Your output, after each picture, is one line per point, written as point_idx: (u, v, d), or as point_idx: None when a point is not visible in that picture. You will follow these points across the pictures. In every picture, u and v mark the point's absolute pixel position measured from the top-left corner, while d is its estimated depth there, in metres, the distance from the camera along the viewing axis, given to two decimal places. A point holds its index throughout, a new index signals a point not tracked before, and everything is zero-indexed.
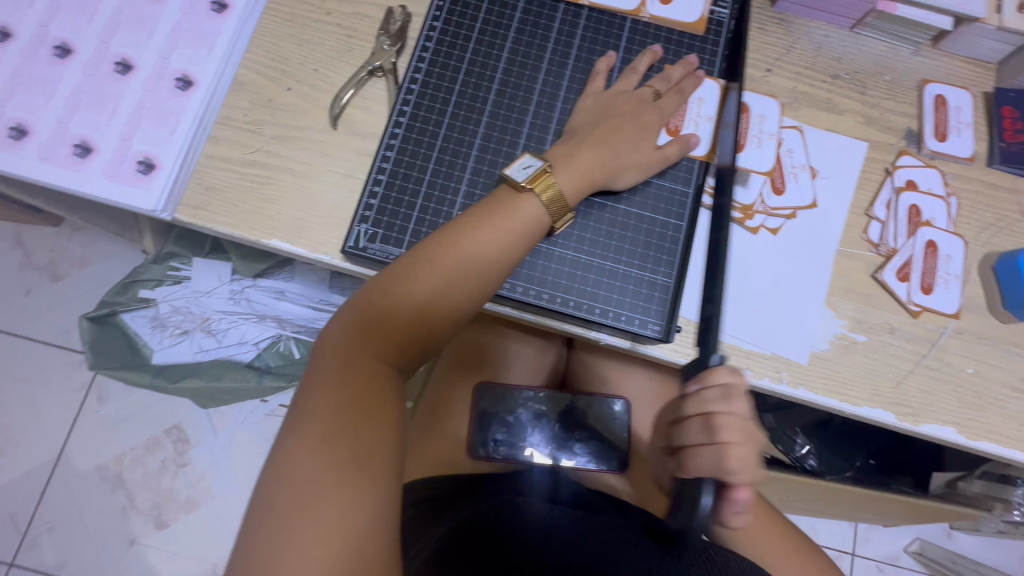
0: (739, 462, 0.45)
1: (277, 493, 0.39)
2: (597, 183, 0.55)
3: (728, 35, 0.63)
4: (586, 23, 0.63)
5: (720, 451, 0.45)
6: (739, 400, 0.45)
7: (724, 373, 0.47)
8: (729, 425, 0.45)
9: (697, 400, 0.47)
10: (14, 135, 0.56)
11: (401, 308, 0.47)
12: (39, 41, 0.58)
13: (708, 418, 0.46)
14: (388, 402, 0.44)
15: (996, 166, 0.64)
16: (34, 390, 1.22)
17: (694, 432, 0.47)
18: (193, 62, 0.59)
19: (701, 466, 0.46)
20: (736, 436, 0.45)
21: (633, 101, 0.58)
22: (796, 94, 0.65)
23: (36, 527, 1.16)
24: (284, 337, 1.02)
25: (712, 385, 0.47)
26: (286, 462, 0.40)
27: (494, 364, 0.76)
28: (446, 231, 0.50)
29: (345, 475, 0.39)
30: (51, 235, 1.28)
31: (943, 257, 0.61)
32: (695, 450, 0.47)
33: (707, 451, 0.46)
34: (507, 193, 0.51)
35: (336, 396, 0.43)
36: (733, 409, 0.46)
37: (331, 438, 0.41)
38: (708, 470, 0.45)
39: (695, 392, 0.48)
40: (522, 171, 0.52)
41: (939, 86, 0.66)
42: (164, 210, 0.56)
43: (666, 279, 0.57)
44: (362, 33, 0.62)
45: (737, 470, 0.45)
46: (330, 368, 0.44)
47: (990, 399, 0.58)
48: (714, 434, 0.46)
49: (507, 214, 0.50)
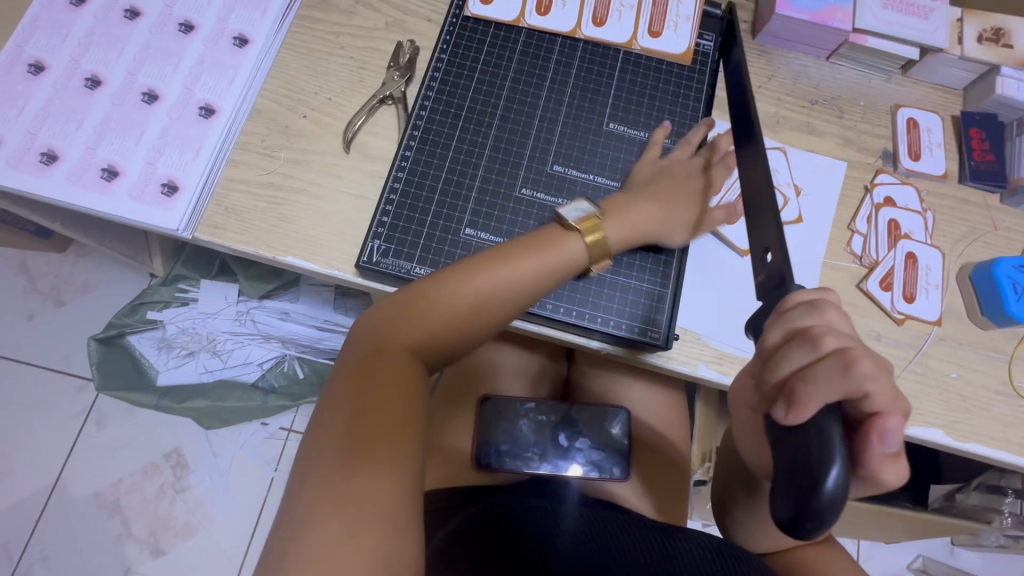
0: (869, 369, 0.35)
1: (306, 481, 0.42)
2: (649, 234, 0.58)
3: (713, 65, 0.68)
4: (582, 55, 0.67)
5: (839, 361, 0.35)
6: (833, 309, 0.38)
7: (812, 291, 0.40)
8: (831, 335, 0.37)
9: (783, 320, 0.40)
10: (44, 160, 0.59)
11: (427, 316, 0.50)
12: (70, 73, 0.62)
13: (803, 334, 0.38)
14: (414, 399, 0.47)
15: (968, 182, 0.68)
16: (34, 416, 1.22)
17: (796, 352, 0.37)
18: (215, 93, 0.63)
19: (822, 392, 0.35)
20: (850, 342, 0.37)
21: (674, 167, 0.62)
22: (778, 118, 0.69)
23: (30, 557, 1.14)
24: (289, 356, 1.05)
25: (795, 306, 0.40)
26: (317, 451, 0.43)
27: (498, 377, 0.78)
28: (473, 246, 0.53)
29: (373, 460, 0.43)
30: (57, 261, 1.30)
31: (923, 267, 0.64)
32: (803, 373, 0.36)
33: (820, 369, 0.36)
34: (667, 183, 0.60)
35: (364, 390, 0.46)
36: (829, 320, 0.38)
37: (363, 429, 0.44)
38: (831, 394, 0.34)
39: (776, 319, 0.40)
40: (575, 212, 0.55)
41: (911, 110, 0.71)
42: (186, 229, 0.59)
43: (662, 289, 0.60)
44: (373, 65, 0.67)
45: (868, 380, 0.34)
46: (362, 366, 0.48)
47: (975, 402, 0.61)
48: (820, 346, 0.37)
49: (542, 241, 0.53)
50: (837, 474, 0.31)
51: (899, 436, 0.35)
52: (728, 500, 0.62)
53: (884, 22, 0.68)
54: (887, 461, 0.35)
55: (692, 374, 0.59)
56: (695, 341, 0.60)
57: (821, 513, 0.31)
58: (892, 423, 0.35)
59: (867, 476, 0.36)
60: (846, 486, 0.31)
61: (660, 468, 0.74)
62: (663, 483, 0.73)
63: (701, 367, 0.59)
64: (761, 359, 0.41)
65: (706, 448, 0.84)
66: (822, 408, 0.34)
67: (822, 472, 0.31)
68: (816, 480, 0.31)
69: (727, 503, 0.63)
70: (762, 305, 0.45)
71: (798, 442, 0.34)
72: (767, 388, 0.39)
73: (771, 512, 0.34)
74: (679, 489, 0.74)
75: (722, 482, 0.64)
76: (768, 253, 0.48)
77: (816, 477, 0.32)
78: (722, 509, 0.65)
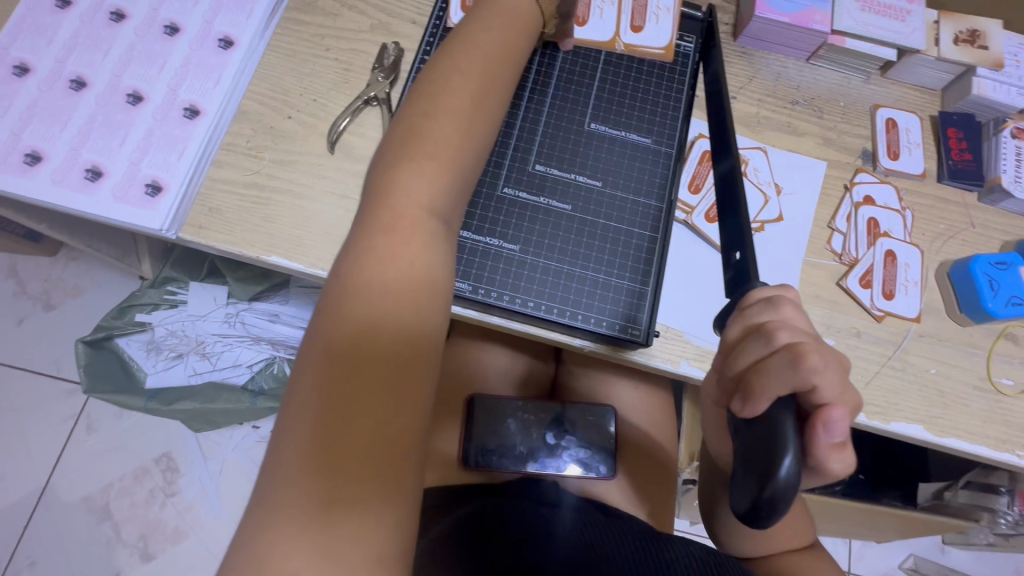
0: (817, 363, 0.34)
1: (281, 490, 0.34)
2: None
3: (694, 66, 0.68)
4: (565, 55, 0.68)
5: (790, 354, 0.35)
6: (790, 304, 0.38)
7: (768, 288, 0.41)
8: (785, 329, 0.37)
9: (743, 315, 0.40)
10: (28, 161, 0.59)
11: (396, 268, 0.41)
12: (55, 75, 0.62)
13: (758, 328, 0.38)
14: (412, 379, 0.38)
15: (946, 181, 0.69)
16: (22, 420, 1.21)
17: (752, 346, 0.37)
18: (200, 94, 0.63)
19: (773, 385, 0.35)
20: (803, 337, 0.37)
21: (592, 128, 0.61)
22: (759, 118, 0.70)
23: (18, 563, 1.13)
24: (278, 358, 1.04)
25: (752, 302, 0.40)
26: (290, 449, 0.35)
27: (484, 377, 0.78)
28: (433, 129, 0.45)
29: (361, 464, 0.35)
30: (46, 265, 1.30)
31: (901, 265, 0.65)
32: (757, 366, 0.36)
33: (772, 363, 0.36)
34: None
35: (349, 370, 0.37)
36: (786, 315, 0.38)
37: (349, 420, 0.36)
38: (780, 387, 0.34)
39: (737, 314, 0.40)
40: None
41: (890, 111, 0.72)
42: (170, 229, 0.59)
43: (643, 287, 0.60)
44: (358, 67, 0.67)
45: (814, 374, 0.34)
46: (341, 330, 0.38)
47: (954, 397, 0.61)
48: (773, 340, 0.36)
49: (497, 10, 0.52)
50: (788, 467, 0.32)
51: (844, 426, 0.34)
52: (712, 500, 0.62)
53: (862, 25, 0.69)
54: (837, 452, 0.35)
55: (674, 371, 0.60)
56: (678, 338, 0.60)
57: (772, 505, 0.31)
58: (836, 415, 0.34)
59: (815, 468, 0.36)
60: (798, 478, 0.32)
61: (647, 467, 0.74)
62: (650, 482, 0.73)
63: (683, 364, 0.60)
64: (721, 354, 0.41)
65: (694, 447, 0.84)
66: (773, 402, 0.35)
67: (775, 466, 0.32)
68: (769, 473, 0.32)
69: (711, 505, 0.63)
70: (730, 299, 0.46)
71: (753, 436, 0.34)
72: (726, 383, 0.39)
73: (730, 504, 0.34)
74: (664, 490, 0.74)
75: (706, 483, 0.64)
76: (739, 253, 0.48)
77: (769, 469, 0.32)
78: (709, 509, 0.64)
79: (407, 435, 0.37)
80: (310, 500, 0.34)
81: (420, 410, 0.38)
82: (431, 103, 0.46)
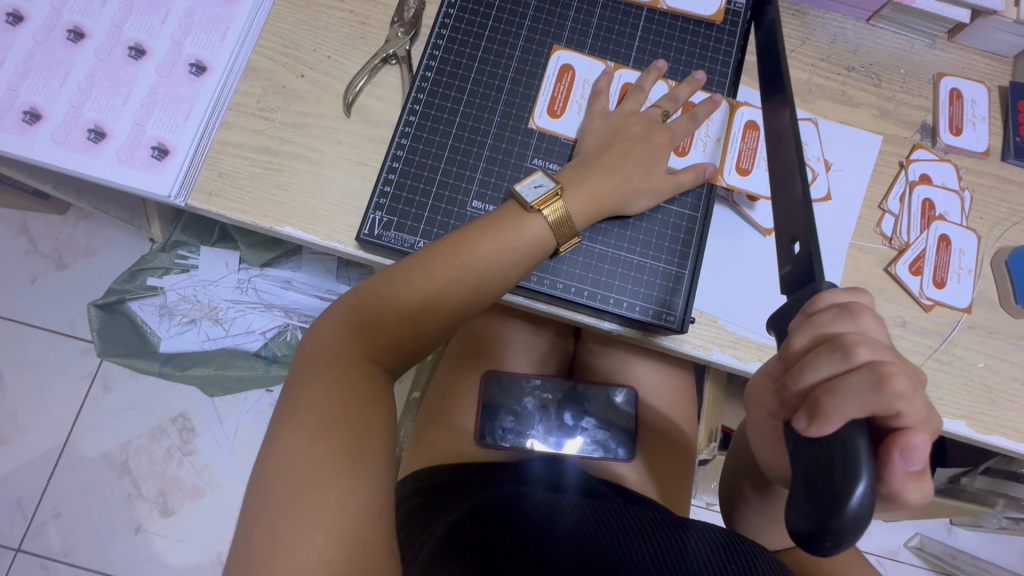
0: (903, 388, 0.32)
1: (273, 523, 0.37)
2: (602, 201, 0.54)
3: (745, 25, 0.62)
4: (602, 12, 0.62)
5: (870, 375, 0.33)
6: (868, 316, 0.35)
7: (843, 294, 0.38)
8: (864, 346, 0.34)
9: (812, 326, 0.37)
10: (27, 119, 0.56)
11: (390, 321, 0.47)
12: (52, 24, 0.58)
13: (833, 341, 0.35)
14: (373, 417, 0.43)
15: (1010, 160, 0.64)
16: (40, 378, 1.22)
17: (823, 362, 0.35)
18: (206, 48, 0.59)
19: (849, 407, 0.32)
20: (883, 355, 0.34)
21: (644, 122, 0.58)
22: (811, 86, 0.64)
23: (43, 514, 1.16)
24: (291, 326, 1.01)
25: (825, 308, 0.37)
26: (274, 497, 0.38)
27: (503, 354, 0.76)
28: (409, 300, 0.47)
29: (339, 491, 0.39)
30: (57, 223, 1.28)
31: (956, 251, 0.61)
32: (830, 385, 0.34)
33: (850, 382, 0.33)
34: (512, 208, 0.51)
35: (314, 419, 0.41)
36: (863, 328, 0.35)
37: (319, 460, 0.39)
38: (856, 410, 0.32)
39: (804, 321, 0.38)
40: (533, 189, 0.52)
41: (955, 80, 0.65)
42: (178, 195, 0.56)
43: (679, 270, 0.57)
44: (376, 20, 0.62)
45: (899, 400, 0.32)
46: (292, 399, 0.42)
47: (1000, 393, 0.58)
48: (851, 358, 0.34)
49: (510, 228, 0.50)
50: (862, 492, 0.29)
51: (925, 453, 0.32)
52: (735, 495, 0.62)
53: None
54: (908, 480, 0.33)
55: (706, 358, 0.57)
56: (712, 324, 0.57)
57: (843, 530, 0.29)
58: (915, 440, 0.32)
59: (887, 495, 0.34)
60: (870, 507, 0.29)
61: (670, 453, 0.72)
62: (671, 471, 0.71)
63: (716, 351, 0.57)
64: (783, 362, 0.38)
65: (713, 426, 0.83)
66: (847, 422, 0.32)
67: (846, 492, 0.29)
68: (839, 493, 0.29)
69: (733, 494, 0.62)
70: (790, 299, 0.42)
71: (822, 458, 0.32)
72: (787, 396, 0.37)
73: (786, 521, 0.32)
74: (685, 476, 0.72)
75: (733, 475, 0.63)
76: (800, 244, 0.45)
77: (839, 494, 0.30)
78: (730, 500, 0.64)
79: (373, 467, 0.41)
80: (311, 529, 0.37)
81: (380, 444, 0.42)
82: (413, 277, 0.47)
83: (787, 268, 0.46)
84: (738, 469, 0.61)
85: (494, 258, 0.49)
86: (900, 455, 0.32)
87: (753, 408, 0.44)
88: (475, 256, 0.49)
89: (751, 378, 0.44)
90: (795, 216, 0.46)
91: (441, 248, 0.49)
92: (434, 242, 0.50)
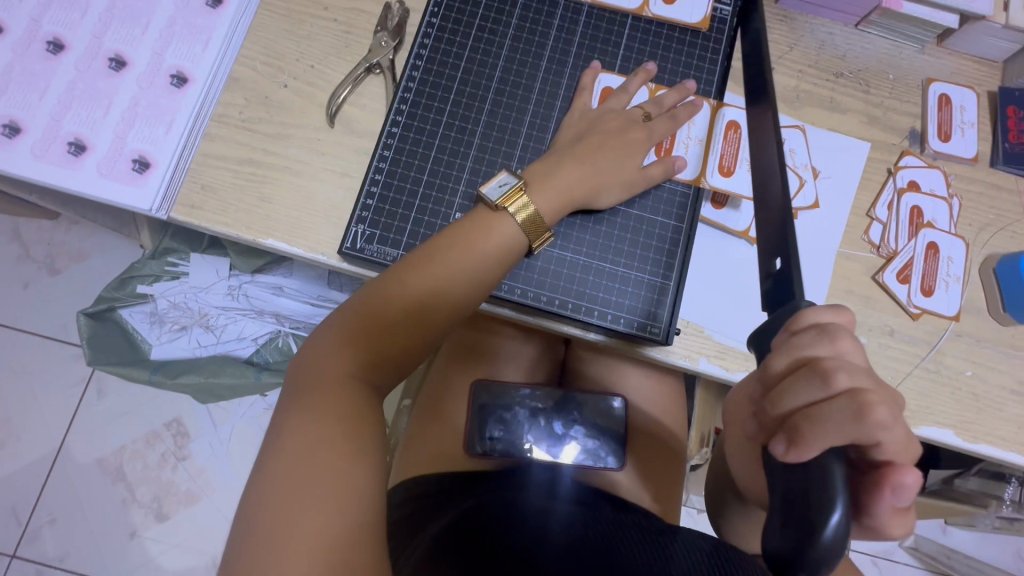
0: (883, 418, 0.33)
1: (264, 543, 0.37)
2: (576, 202, 0.54)
3: (731, 33, 0.62)
4: (587, 20, 0.62)
5: (852, 404, 0.33)
6: (845, 340, 0.36)
7: (825, 313, 0.38)
8: (843, 371, 0.34)
9: (789, 347, 0.37)
10: (7, 132, 0.55)
11: (374, 330, 0.46)
12: (31, 36, 0.57)
13: (813, 365, 0.35)
14: (362, 435, 0.43)
15: (1000, 167, 0.63)
16: (33, 384, 1.22)
17: (802, 388, 0.35)
18: (187, 59, 0.58)
19: (827, 435, 0.33)
20: (862, 381, 0.34)
21: (620, 119, 0.57)
22: (799, 93, 0.64)
23: (37, 520, 1.16)
24: (283, 333, 1.01)
25: (804, 329, 0.38)
26: (260, 516, 0.38)
27: (493, 363, 0.76)
28: (397, 310, 0.47)
29: (329, 511, 0.38)
30: (49, 229, 1.28)
31: (944, 258, 0.61)
32: (809, 412, 0.34)
33: (831, 410, 0.33)
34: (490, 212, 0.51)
35: (302, 441, 0.41)
36: (840, 351, 0.36)
37: (309, 478, 0.39)
38: (834, 438, 0.33)
39: (786, 340, 0.38)
40: (498, 188, 0.52)
41: (944, 85, 0.65)
42: (160, 208, 0.55)
43: (664, 281, 0.56)
44: (359, 29, 0.61)
45: (880, 430, 0.33)
46: (284, 422, 0.42)
47: (988, 402, 0.58)
48: (830, 384, 0.34)
49: (486, 228, 0.50)
50: (837, 521, 0.30)
51: (914, 493, 0.33)
52: (719, 502, 0.62)
53: None
54: (895, 515, 0.34)
55: (692, 369, 0.56)
56: (698, 334, 0.57)
57: (817, 561, 0.30)
58: (907, 479, 0.33)
59: (873, 528, 0.35)
60: (845, 536, 0.30)
61: (659, 459, 0.71)
62: (660, 475, 0.71)
63: (703, 362, 0.56)
64: (763, 385, 0.38)
65: (704, 431, 0.83)
66: (825, 450, 0.33)
67: (823, 518, 0.30)
68: (812, 530, 0.30)
69: (717, 502, 0.62)
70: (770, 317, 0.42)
71: (798, 487, 0.32)
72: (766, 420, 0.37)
73: (764, 544, 0.33)
74: (675, 482, 0.72)
75: (715, 482, 0.63)
76: (780, 260, 0.45)
77: (815, 523, 0.31)
78: (715, 507, 0.63)
79: (364, 487, 0.41)
80: (297, 546, 0.37)
81: (369, 461, 0.42)
82: (397, 286, 0.47)
83: (766, 283, 0.46)
84: (718, 477, 0.61)
85: (476, 260, 0.49)
86: (894, 491, 0.33)
87: (730, 431, 0.45)
88: (456, 259, 0.48)
89: (727, 395, 0.44)
90: (773, 216, 0.47)
91: (422, 254, 0.49)
92: (417, 249, 0.50)
